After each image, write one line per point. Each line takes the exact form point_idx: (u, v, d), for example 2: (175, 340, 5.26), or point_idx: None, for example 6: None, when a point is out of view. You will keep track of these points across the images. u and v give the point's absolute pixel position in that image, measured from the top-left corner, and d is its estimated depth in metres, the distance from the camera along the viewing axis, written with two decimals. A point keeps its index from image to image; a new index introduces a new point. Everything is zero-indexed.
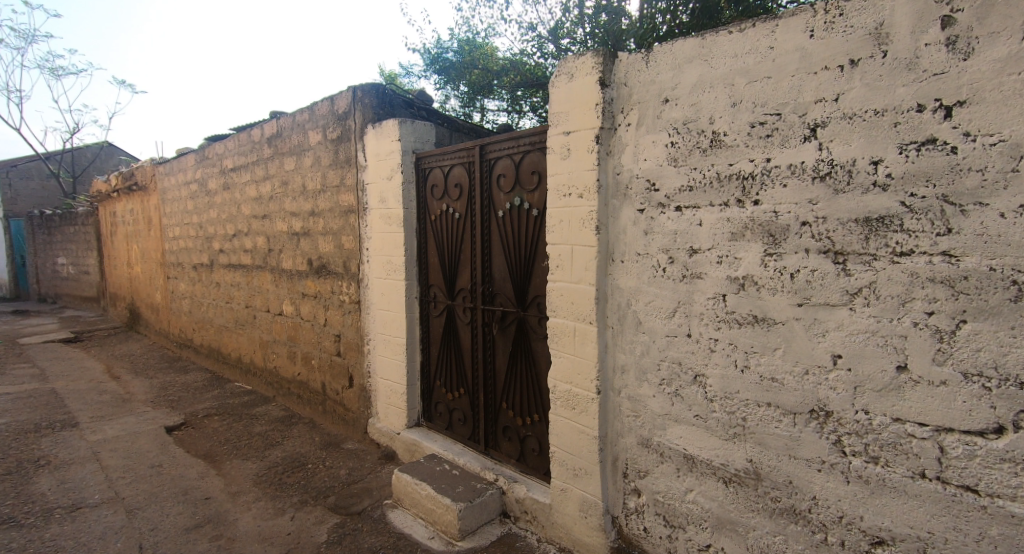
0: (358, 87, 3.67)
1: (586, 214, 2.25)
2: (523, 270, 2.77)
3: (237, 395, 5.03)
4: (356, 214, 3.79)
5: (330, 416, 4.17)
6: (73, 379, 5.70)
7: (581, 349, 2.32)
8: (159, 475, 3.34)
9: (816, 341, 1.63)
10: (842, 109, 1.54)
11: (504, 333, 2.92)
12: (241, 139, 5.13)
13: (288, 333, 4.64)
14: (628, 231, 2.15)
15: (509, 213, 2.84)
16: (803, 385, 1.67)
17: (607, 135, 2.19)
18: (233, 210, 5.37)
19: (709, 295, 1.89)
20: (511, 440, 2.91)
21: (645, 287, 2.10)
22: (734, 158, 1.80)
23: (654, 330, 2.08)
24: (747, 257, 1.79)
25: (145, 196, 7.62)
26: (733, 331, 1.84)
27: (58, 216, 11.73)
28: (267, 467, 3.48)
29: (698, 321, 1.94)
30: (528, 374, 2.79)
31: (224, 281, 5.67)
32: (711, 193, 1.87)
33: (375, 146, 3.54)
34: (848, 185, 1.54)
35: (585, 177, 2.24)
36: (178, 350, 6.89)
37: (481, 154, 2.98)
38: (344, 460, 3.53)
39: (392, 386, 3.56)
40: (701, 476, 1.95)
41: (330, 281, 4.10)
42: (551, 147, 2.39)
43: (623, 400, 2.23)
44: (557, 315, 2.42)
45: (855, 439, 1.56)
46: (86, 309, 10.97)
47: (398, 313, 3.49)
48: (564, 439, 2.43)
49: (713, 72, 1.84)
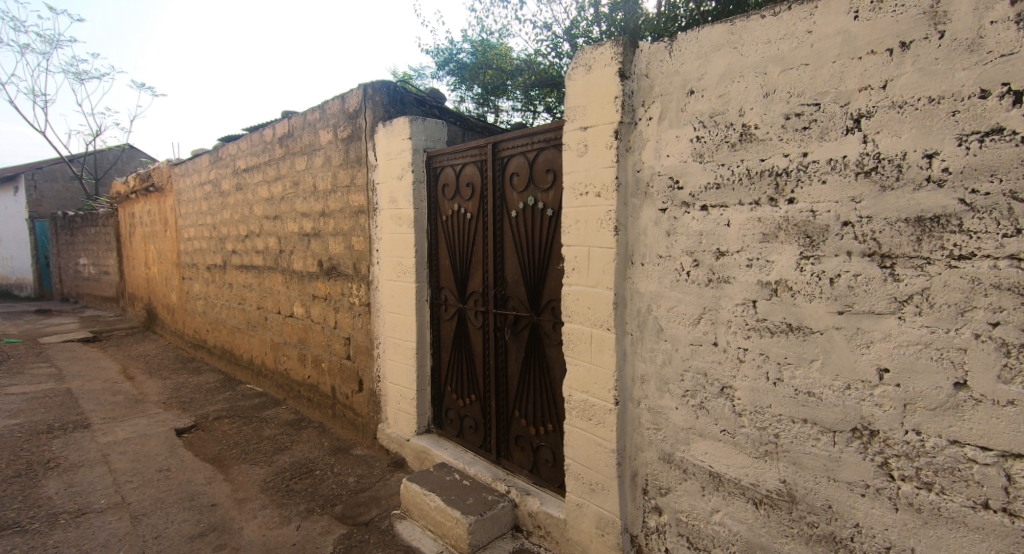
0: (369, 85, 3.59)
1: (605, 214, 2.12)
2: (537, 272, 2.65)
3: (248, 397, 4.98)
4: (366, 214, 3.70)
5: (340, 421, 4.09)
6: (88, 380, 5.72)
7: (598, 357, 2.20)
8: (166, 480, 3.28)
9: (858, 352, 1.49)
10: (890, 97, 1.39)
11: (517, 338, 2.80)
12: (253, 139, 5.09)
13: (298, 335, 4.58)
14: (649, 232, 2.02)
15: (522, 213, 2.73)
16: (845, 400, 1.52)
17: (626, 130, 2.06)
18: (246, 211, 5.34)
19: (738, 301, 1.76)
20: (524, 449, 2.79)
21: (667, 292, 1.97)
22: (766, 153, 1.67)
23: (677, 338, 1.95)
24: (781, 260, 1.65)
25: (161, 197, 7.67)
26: (765, 341, 1.70)
27: (80, 217, 11.91)
28: (275, 473, 3.40)
29: (725, 329, 1.80)
30: (542, 381, 2.67)
31: (236, 282, 5.65)
32: (741, 191, 1.74)
33: (386, 145, 3.45)
34: (898, 180, 1.39)
35: (603, 175, 2.12)
36: (192, 350, 6.91)
37: (494, 152, 2.87)
38: (353, 467, 3.45)
39: (402, 390, 3.47)
40: (728, 496, 1.81)
41: (340, 283, 4.03)
42: (567, 144, 2.27)
43: (643, 412, 2.09)
44: (573, 320, 2.30)
45: (904, 462, 1.41)
46: (107, 309, 11.09)
47: (408, 316, 3.39)
48: (579, 451, 2.30)
49: (743, 59, 1.71)
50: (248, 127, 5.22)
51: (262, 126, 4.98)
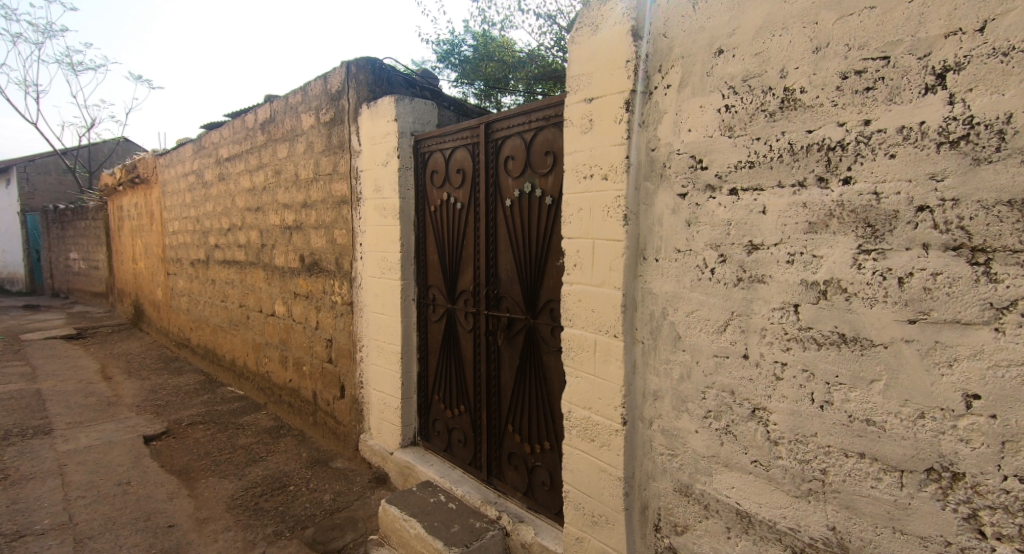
0: (352, 62, 3.28)
1: (613, 201, 1.81)
2: (533, 269, 2.34)
3: (227, 401, 4.68)
4: (349, 205, 3.39)
5: (321, 429, 3.78)
6: (61, 380, 5.42)
7: (603, 369, 1.89)
8: (122, 496, 2.97)
9: (936, 373, 1.17)
10: (991, 42, 1.07)
11: (511, 343, 2.49)
12: (235, 126, 4.78)
13: (280, 336, 4.28)
14: (665, 221, 1.72)
15: (518, 202, 2.41)
16: (915, 434, 1.20)
17: (639, 101, 1.75)
18: (229, 202, 5.04)
19: (775, 304, 1.46)
20: (518, 468, 2.47)
21: (686, 293, 1.66)
22: (815, 122, 1.35)
23: (698, 348, 1.64)
24: (832, 255, 1.34)
25: (148, 189, 7.38)
26: (810, 354, 1.39)
27: (71, 210, 11.64)
28: (244, 489, 3.09)
29: (758, 339, 1.50)
30: (538, 392, 2.35)
31: (219, 278, 5.35)
32: (781, 170, 1.43)
33: (370, 128, 3.15)
34: (997, 151, 1.07)
35: (611, 154, 1.81)
36: (177, 349, 6.61)
37: (488, 133, 2.55)
38: (331, 482, 3.14)
39: (386, 398, 3.16)
40: (760, 542, 1.51)
41: (322, 280, 3.72)
42: (569, 119, 1.97)
43: (656, 434, 1.78)
44: (574, 324, 2.00)
45: (1001, 517, 1.08)
46: (95, 305, 10.83)
47: (393, 316, 3.08)
48: (580, 477, 2.00)
49: (787, 7, 1.39)
50: (230, 113, 4.92)
51: (244, 112, 4.67)
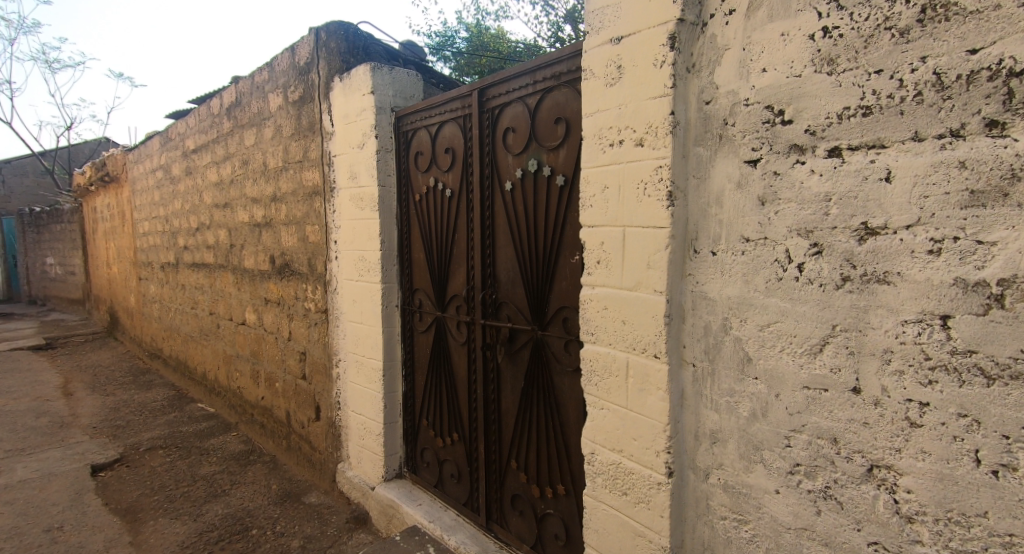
0: (322, 28, 2.80)
1: (651, 173, 1.33)
2: (541, 269, 1.86)
3: (195, 420, 4.19)
4: (321, 196, 2.90)
5: (295, 455, 3.29)
6: (16, 398, 4.90)
7: (638, 400, 1.41)
8: (48, 547, 2.48)
9: None
10: None
11: (514, 360, 2.01)
12: (201, 113, 4.29)
13: (250, 347, 3.80)
14: (727, 199, 1.24)
15: (520, 185, 1.93)
16: None
17: (688, 35, 1.28)
18: (196, 199, 4.54)
19: (907, 317, 0.98)
20: (524, 514, 1.99)
21: (762, 299, 1.19)
22: (984, 36, 0.88)
23: (780, 376, 1.17)
24: (1015, 240, 0.86)
25: (118, 188, 6.87)
26: (971, 393, 0.92)
27: (46, 214, 11.11)
28: (198, 533, 2.61)
29: (878, 367, 1.03)
30: (548, 422, 1.88)
31: (189, 283, 4.86)
32: (923, 113, 0.95)
33: (343, 104, 2.67)
34: None
35: (648, 111, 1.33)
36: (150, 361, 6.10)
37: (482, 102, 2.08)
38: (302, 524, 2.66)
39: (366, 422, 2.68)
40: None
41: (294, 284, 3.24)
42: (589, 70, 1.50)
43: (715, 490, 1.31)
44: (598, 340, 1.52)
45: None
46: (71, 313, 10.28)
47: (372, 325, 2.59)
48: (609, 541, 1.52)
49: None
50: (196, 99, 4.43)
51: (211, 97, 4.19)
